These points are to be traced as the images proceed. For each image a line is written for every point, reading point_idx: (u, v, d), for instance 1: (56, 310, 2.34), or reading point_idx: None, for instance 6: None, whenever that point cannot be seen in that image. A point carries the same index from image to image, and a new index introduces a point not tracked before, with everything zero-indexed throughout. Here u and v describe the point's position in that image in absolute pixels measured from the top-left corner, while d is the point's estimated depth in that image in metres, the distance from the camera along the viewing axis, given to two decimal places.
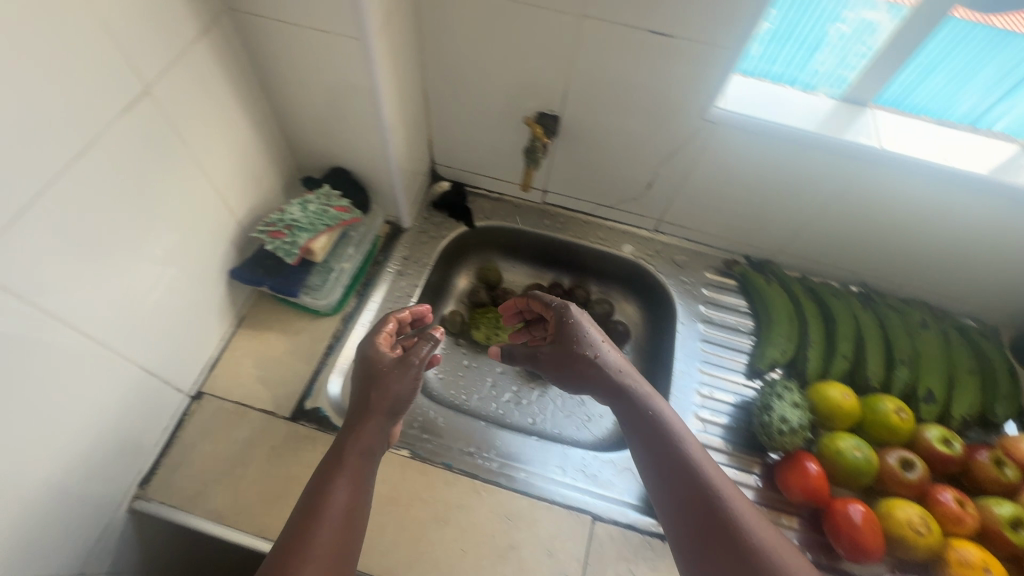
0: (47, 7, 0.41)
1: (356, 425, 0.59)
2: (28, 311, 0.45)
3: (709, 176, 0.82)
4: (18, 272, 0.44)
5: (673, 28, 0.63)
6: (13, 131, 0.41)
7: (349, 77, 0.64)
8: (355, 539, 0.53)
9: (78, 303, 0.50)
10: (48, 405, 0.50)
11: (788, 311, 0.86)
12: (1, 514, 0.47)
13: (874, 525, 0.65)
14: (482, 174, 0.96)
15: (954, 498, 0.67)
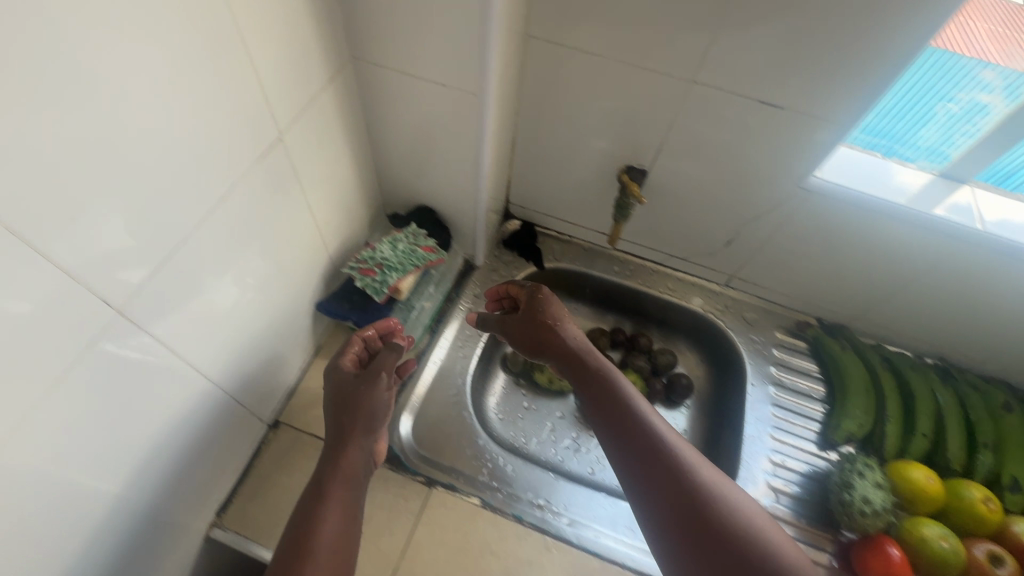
0: (214, 64, 0.43)
1: (335, 444, 0.62)
2: (148, 346, 0.46)
3: (793, 239, 0.81)
4: (147, 310, 0.45)
5: (783, 101, 0.63)
6: (167, 178, 0.42)
7: (457, 126, 0.65)
8: (350, 550, 0.56)
9: (187, 337, 0.51)
10: (148, 435, 0.51)
11: (864, 382, 0.84)
12: (95, 540, 0.48)
13: None
14: (555, 216, 0.96)
15: None
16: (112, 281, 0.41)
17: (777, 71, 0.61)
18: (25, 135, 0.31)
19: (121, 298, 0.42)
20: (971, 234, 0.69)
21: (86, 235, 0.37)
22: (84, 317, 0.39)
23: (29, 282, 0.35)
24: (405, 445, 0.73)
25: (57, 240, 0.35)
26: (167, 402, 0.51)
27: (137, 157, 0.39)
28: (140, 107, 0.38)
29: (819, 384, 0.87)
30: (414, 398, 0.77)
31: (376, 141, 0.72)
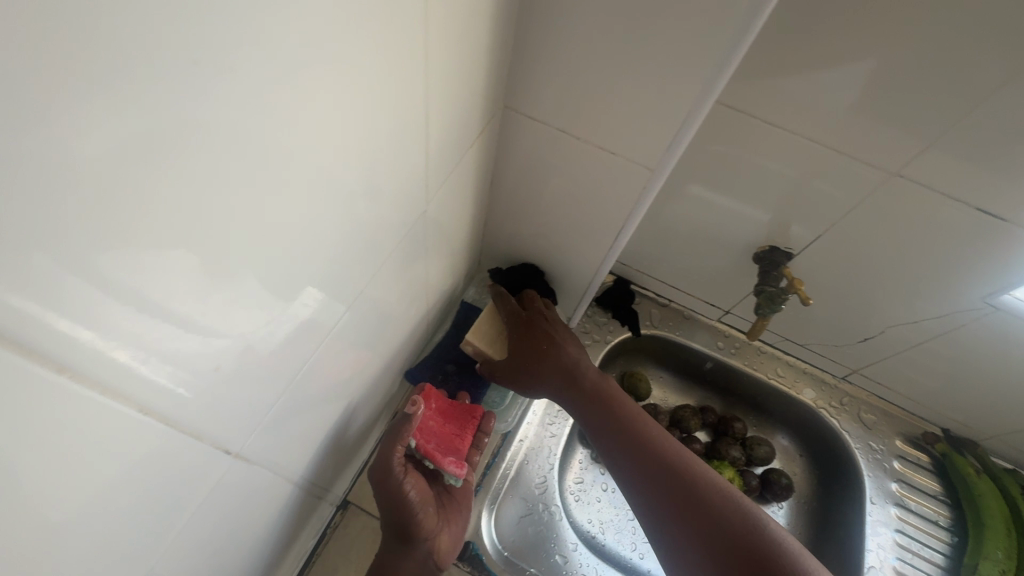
0: (390, 132, 0.33)
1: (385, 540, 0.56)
2: (233, 460, 0.36)
3: (944, 348, 0.70)
4: (244, 421, 0.35)
5: (1002, 208, 0.53)
6: (308, 266, 0.32)
7: (604, 195, 0.55)
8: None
9: (276, 438, 0.41)
10: (218, 552, 0.40)
11: (1003, 516, 0.73)
12: None
13: None
14: (658, 278, 0.86)
15: None
16: (227, 399, 0.31)
17: (1012, 178, 0.51)
18: (179, 259, 0.22)
19: (228, 416, 0.32)
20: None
21: (214, 360, 0.28)
22: (187, 451, 0.30)
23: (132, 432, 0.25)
24: (488, 543, 0.63)
25: (178, 375, 0.26)
26: (239, 514, 0.41)
27: (291, 254, 0.30)
28: (309, 198, 0.29)
29: (944, 508, 0.77)
30: (496, 484, 0.67)
31: (499, 192, 0.62)
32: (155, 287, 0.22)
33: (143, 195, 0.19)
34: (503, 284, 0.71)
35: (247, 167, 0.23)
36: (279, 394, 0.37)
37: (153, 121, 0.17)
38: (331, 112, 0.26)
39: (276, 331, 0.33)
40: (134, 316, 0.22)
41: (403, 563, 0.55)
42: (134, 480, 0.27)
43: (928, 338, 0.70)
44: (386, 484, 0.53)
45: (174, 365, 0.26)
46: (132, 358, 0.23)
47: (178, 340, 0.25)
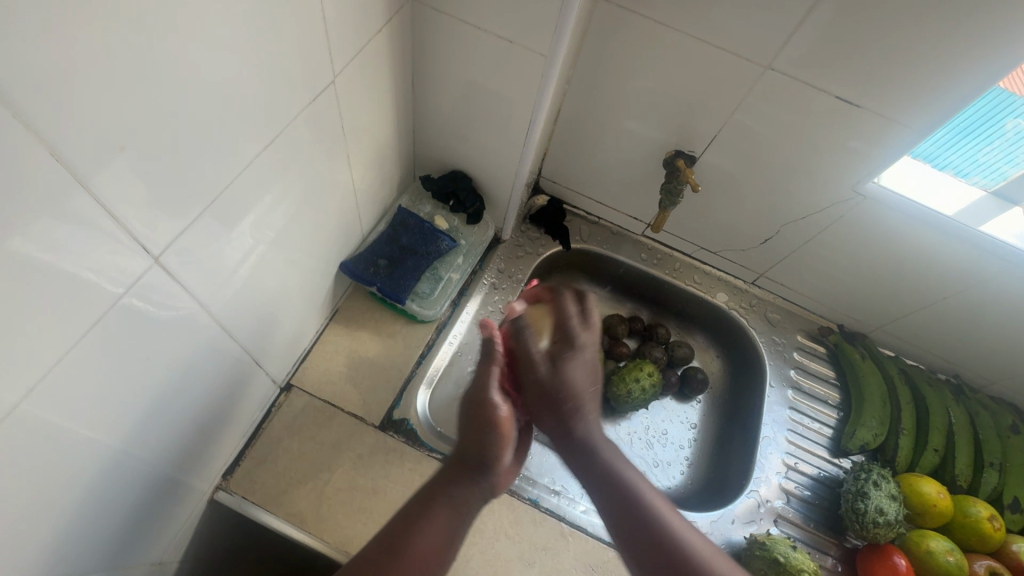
0: None
1: (451, 473, 0.58)
2: (155, 272, 0.40)
3: (831, 243, 0.79)
4: (157, 228, 0.38)
5: (858, 96, 0.61)
6: (203, 88, 0.36)
7: (511, 90, 0.61)
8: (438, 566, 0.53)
9: (199, 268, 0.44)
10: (157, 379, 0.45)
11: (881, 392, 0.83)
12: (105, 488, 0.44)
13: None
14: (587, 195, 0.92)
15: (985, 567, 0.69)
16: (133, 191, 0.35)
17: (860, 66, 0.58)
18: (91, 50, 0.28)
19: (137, 213, 0.36)
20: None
21: (135, 172, 0.34)
22: (96, 237, 0.34)
23: (70, 216, 0.31)
24: (420, 419, 0.69)
25: (98, 173, 0.32)
26: (171, 344, 0.45)
27: (185, 69, 0.34)
28: (203, 28, 0.34)
29: (835, 391, 0.87)
30: (430, 372, 0.73)
31: (422, 94, 0.67)
32: (71, 72, 0.28)
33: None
34: (434, 190, 0.77)
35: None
36: (191, 226, 0.41)
37: None
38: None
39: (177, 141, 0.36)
40: (60, 94, 0.28)
41: (469, 490, 0.57)
42: (74, 264, 0.33)
43: (817, 235, 0.79)
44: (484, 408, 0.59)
45: (101, 163, 0.32)
46: (60, 139, 0.29)
47: (99, 137, 0.31)
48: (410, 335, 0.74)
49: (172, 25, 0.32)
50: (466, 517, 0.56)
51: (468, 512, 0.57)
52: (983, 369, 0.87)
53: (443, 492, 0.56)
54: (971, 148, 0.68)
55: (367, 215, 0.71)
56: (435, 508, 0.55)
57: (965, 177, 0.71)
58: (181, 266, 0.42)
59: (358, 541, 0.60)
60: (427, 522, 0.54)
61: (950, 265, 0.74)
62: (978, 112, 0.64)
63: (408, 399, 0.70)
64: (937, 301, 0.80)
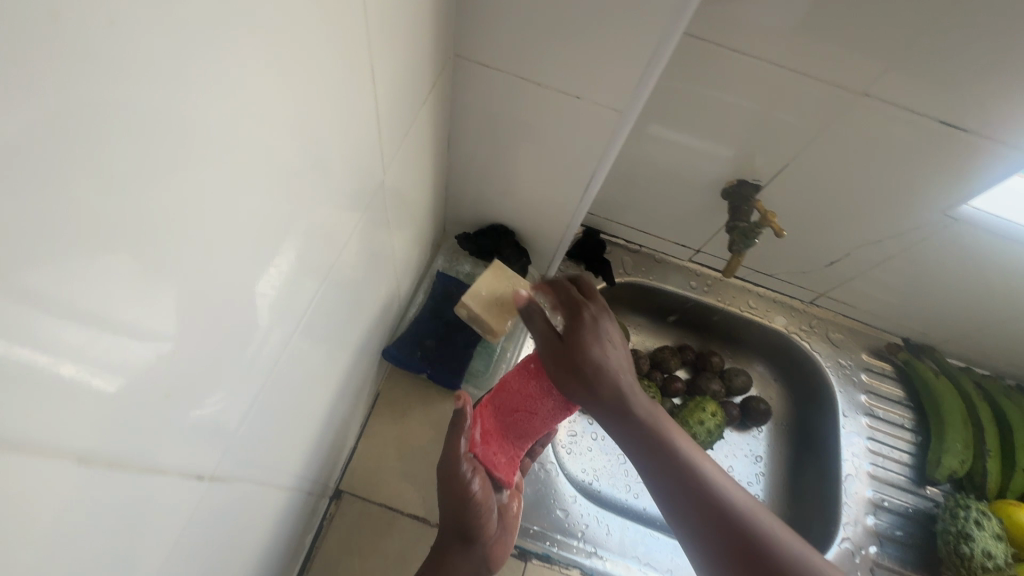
0: (347, 91, 0.30)
1: (441, 553, 0.54)
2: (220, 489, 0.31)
3: (907, 265, 0.73)
4: (223, 438, 0.29)
5: (967, 120, 0.54)
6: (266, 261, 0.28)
7: (573, 146, 0.53)
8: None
9: (255, 451, 0.36)
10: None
11: (960, 411, 0.79)
12: None
13: None
14: (628, 225, 0.84)
15: None
16: (198, 423, 0.26)
17: (973, 90, 0.51)
18: (167, 260, 0.20)
19: (203, 442, 0.27)
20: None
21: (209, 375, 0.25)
22: (163, 495, 0.25)
23: (145, 450, 0.22)
24: None
25: (163, 430, 0.23)
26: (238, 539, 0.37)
27: (252, 254, 0.26)
28: (274, 141, 0.24)
29: (908, 411, 0.82)
30: None
31: (461, 149, 0.58)
32: (95, 296, 0.17)
33: (134, 125, 0.16)
34: (473, 249, 0.68)
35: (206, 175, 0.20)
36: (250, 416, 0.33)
37: (75, 135, 0.14)
38: (294, 41, 0.22)
39: (239, 338, 0.27)
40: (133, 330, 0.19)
41: (460, 568, 0.54)
42: (148, 526, 0.24)
43: (895, 256, 0.72)
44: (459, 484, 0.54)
45: (187, 354, 0.23)
46: (126, 422, 0.20)
47: (172, 344, 0.22)
48: None
49: (249, 190, 0.23)
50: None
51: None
52: None
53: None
54: None
55: (406, 289, 0.62)
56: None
57: None
58: (248, 445, 0.34)
59: None
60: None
61: None
62: None
63: None
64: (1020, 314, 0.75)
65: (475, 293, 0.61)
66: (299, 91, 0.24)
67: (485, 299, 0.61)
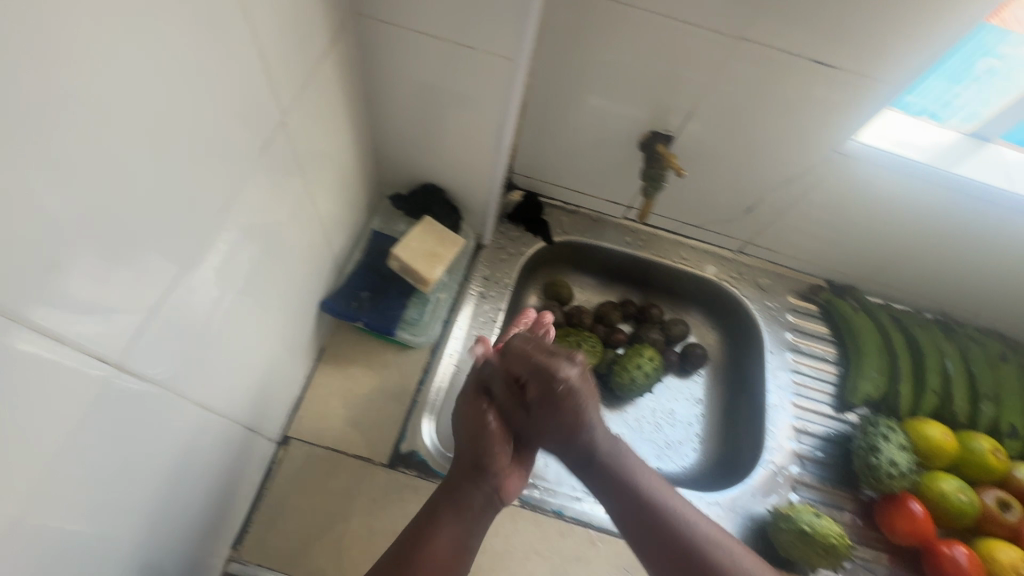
0: (217, 23, 0.34)
1: (455, 481, 0.59)
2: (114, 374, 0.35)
3: (814, 205, 0.79)
4: (114, 324, 0.34)
5: (835, 57, 0.59)
6: (148, 164, 0.32)
7: (476, 96, 0.58)
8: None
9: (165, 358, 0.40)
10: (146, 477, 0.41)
11: (876, 341, 0.85)
12: None
13: (931, 519, 0.70)
14: (562, 186, 0.89)
15: (995, 499, 0.72)
16: (78, 298, 0.30)
17: (832, 27, 0.56)
18: (21, 129, 0.24)
19: (90, 320, 0.31)
20: (1008, 198, 0.71)
21: (87, 254, 0.30)
22: (47, 358, 0.29)
23: (19, 303, 0.26)
24: (430, 449, 0.68)
25: (37, 290, 0.27)
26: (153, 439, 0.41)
27: (124, 153, 0.30)
28: (133, 50, 0.28)
29: (832, 346, 0.88)
30: (432, 396, 0.71)
31: (381, 109, 0.63)
32: None
33: None
34: (406, 208, 0.73)
35: (52, 61, 0.24)
36: (152, 321, 0.37)
37: None
38: None
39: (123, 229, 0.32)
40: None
41: (472, 494, 0.58)
42: (32, 381, 0.28)
43: (803, 197, 0.78)
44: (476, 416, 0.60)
45: (55, 226, 0.27)
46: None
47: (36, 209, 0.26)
48: (405, 363, 0.71)
49: (110, 89, 0.28)
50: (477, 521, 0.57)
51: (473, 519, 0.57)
52: (973, 305, 0.90)
53: (446, 501, 0.57)
54: (953, 93, 0.69)
55: (341, 246, 0.66)
56: (437, 510, 0.56)
57: (943, 120, 0.73)
58: None
59: None
60: (439, 530, 0.54)
61: (932, 210, 0.75)
62: (963, 57, 0.64)
63: (414, 430, 0.68)
64: (923, 245, 0.82)
65: (405, 244, 0.65)
66: (152, 9, 0.29)
67: (416, 249, 0.66)
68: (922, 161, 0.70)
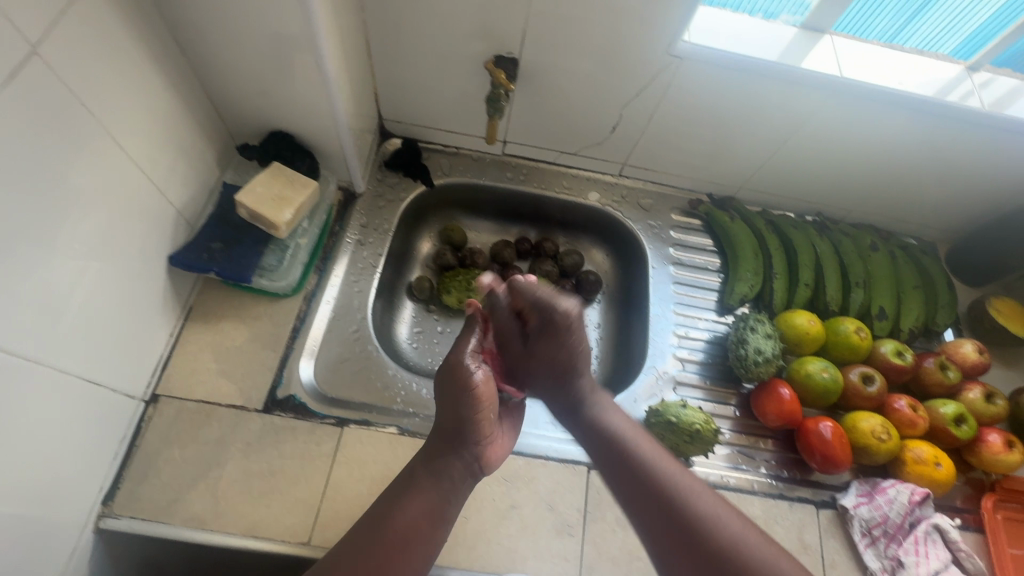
0: None
1: (437, 444, 0.59)
2: None
3: (672, 117, 0.80)
4: None
5: None
6: None
7: (285, 27, 0.58)
8: (407, 561, 0.52)
9: None
10: None
11: (752, 246, 0.88)
12: None
13: (798, 401, 0.74)
14: (435, 128, 0.90)
15: (859, 374, 0.76)
16: None
17: None
18: None
19: None
20: (847, 85, 0.72)
21: None
22: None
23: None
24: (307, 391, 0.69)
25: None
26: None
27: None
28: None
29: (714, 256, 0.91)
30: (309, 342, 0.72)
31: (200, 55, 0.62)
32: None
33: None
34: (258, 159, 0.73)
35: None
36: None
37: None
38: None
39: None
40: None
41: (450, 463, 0.58)
42: None
43: (660, 109, 0.79)
44: (459, 373, 0.59)
45: None
46: None
47: None
48: (277, 313, 0.72)
49: None
50: (456, 485, 0.58)
51: (453, 486, 0.57)
52: (844, 201, 0.94)
53: (425, 471, 0.58)
54: None
55: (188, 200, 0.66)
56: (415, 479, 0.57)
57: (775, 17, 0.77)
58: None
59: (265, 523, 0.60)
60: (406, 498, 0.55)
61: (781, 108, 0.78)
62: None
63: (289, 374, 0.69)
64: (784, 147, 0.85)
65: (248, 190, 0.65)
66: None
67: (261, 195, 0.65)
68: (757, 56, 0.72)
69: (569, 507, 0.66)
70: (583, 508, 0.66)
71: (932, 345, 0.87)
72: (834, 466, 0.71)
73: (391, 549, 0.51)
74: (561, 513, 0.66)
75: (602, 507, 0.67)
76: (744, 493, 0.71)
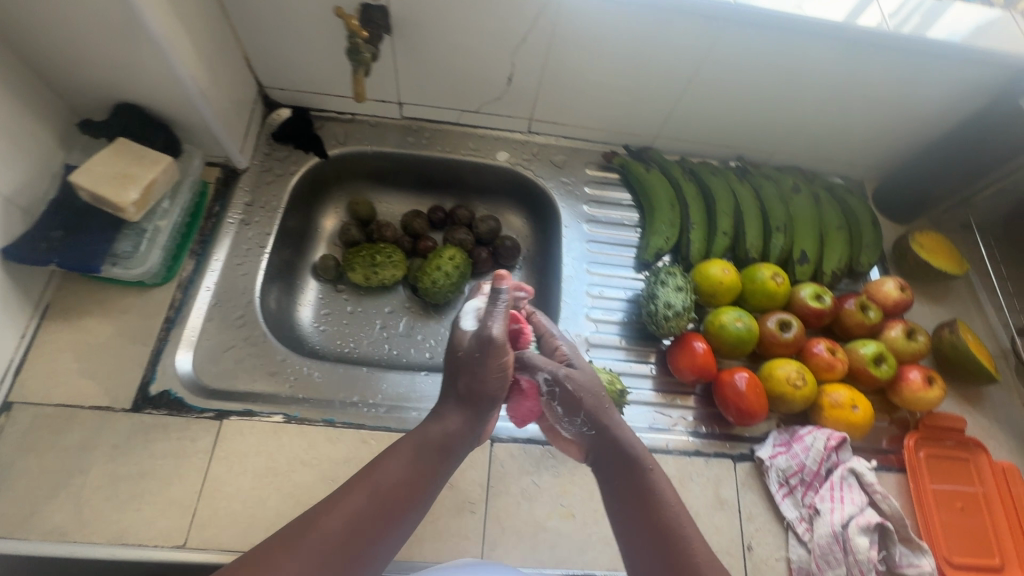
0: None
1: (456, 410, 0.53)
2: None
3: (568, 62, 0.75)
4: None
5: None
6: None
7: None
8: (370, 537, 0.44)
9: None
10: None
11: (668, 196, 0.84)
12: None
13: (712, 354, 0.71)
14: (322, 93, 0.83)
15: (776, 321, 0.73)
16: None
17: None
18: None
19: None
20: (743, 12, 0.67)
21: None
22: None
23: None
24: (185, 383, 0.64)
25: None
26: None
27: None
28: None
29: (632, 211, 0.87)
30: (185, 332, 0.67)
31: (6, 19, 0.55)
32: None
33: None
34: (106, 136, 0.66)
35: None
36: None
37: None
38: None
39: None
40: None
41: (457, 438, 0.52)
42: None
43: (553, 52, 0.73)
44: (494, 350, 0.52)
45: None
46: None
47: None
48: (147, 304, 0.66)
49: None
50: (451, 465, 0.51)
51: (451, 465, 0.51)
52: (765, 143, 0.90)
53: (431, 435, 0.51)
54: None
55: (20, 186, 0.59)
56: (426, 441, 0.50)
57: None
58: None
59: (134, 528, 0.56)
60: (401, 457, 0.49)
61: (680, 44, 0.72)
62: None
63: (161, 368, 0.64)
64: (693, 88, 0.80)
65: (85, 168, 0.60)
66: None
67: (100, 173, 0.60)
68: None
69: (471, 483, 0.63)
70: (486, 482, 0.63)
71: (857, 286, 0.84)
72: (750, 417, 0.68)
73: (370, 510, 0.44)
74: (461, 490, 0.62)
75: (506, 480, 0.63)
76: (659, 453, 0.68)
